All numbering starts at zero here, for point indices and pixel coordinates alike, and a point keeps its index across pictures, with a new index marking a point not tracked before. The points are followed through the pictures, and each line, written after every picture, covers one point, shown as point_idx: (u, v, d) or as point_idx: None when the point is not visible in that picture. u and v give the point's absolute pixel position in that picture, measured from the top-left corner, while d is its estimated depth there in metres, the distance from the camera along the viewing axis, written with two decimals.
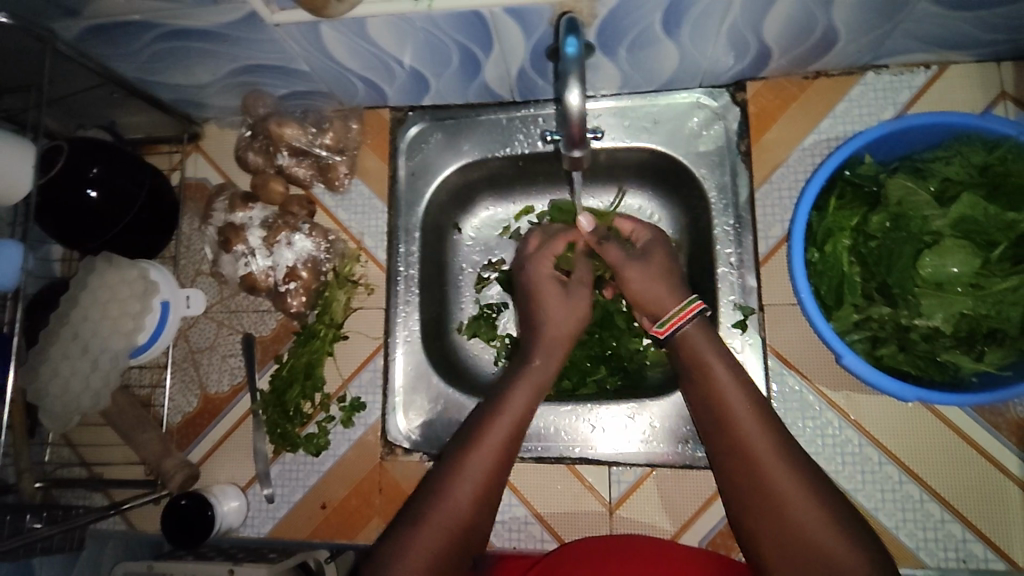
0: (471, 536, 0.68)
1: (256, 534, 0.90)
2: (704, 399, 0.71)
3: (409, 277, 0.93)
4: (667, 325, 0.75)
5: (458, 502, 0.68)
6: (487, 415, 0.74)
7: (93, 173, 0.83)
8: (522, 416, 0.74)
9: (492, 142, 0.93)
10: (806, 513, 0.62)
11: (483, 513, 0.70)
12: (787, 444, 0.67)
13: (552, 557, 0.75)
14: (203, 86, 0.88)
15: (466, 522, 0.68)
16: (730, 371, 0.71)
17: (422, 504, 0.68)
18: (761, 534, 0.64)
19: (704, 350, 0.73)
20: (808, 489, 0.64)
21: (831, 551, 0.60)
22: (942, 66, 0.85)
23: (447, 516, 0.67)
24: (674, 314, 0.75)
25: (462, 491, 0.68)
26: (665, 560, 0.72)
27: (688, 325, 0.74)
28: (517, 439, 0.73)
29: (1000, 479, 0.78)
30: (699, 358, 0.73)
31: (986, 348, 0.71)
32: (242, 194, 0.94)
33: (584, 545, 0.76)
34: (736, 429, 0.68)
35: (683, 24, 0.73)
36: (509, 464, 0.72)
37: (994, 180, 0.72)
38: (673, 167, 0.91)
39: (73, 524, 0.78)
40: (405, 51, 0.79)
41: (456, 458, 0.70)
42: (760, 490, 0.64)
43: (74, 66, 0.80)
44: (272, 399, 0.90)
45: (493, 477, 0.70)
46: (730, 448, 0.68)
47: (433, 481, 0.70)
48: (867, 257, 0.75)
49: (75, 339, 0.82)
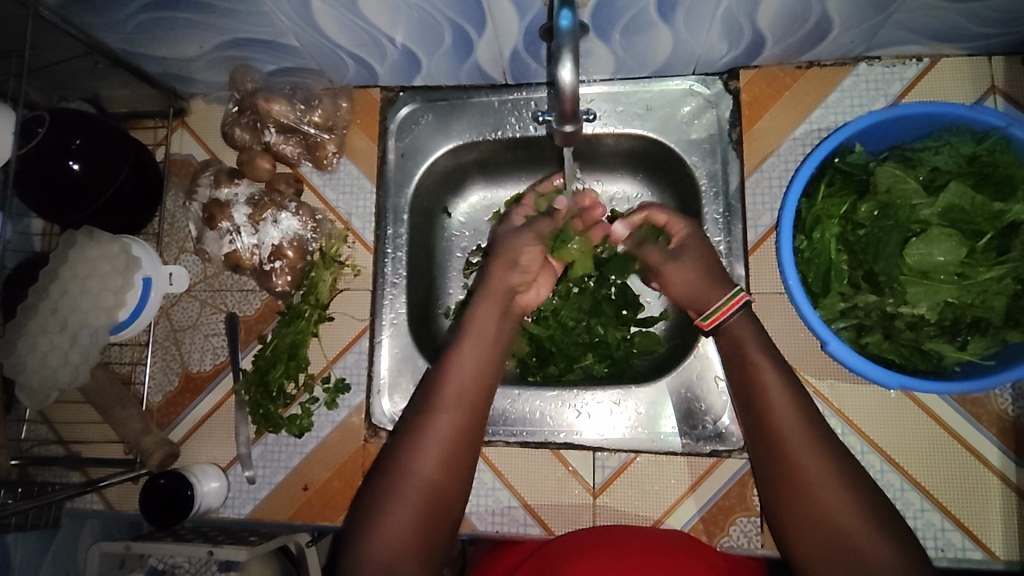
0: (441, 522, 0.69)
1: (237, 515, 0.90)
2: (741, 384, 0.73)
3: (396, 258, 0.92)
4: (712, 318, 0.76)
5: (414, 490, 0.68)
6: (429, 400, 0.74)
7: (75, 145, 0.81)
8: (463, 399, 0.74)
9: (484, 125, 0.93)
10: (829, 496, 0.64)
11: (449, 500, 0.70)
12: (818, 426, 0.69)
13: (553, 544, 0.77)
14: (190, 60, 0.87)
15: (426, 511, 0.68)
16: (768, 355, 0.73)
17: (377, 497, 0.68)
18: (784, 507, 0.67)
19: (746, 335, 0.75)
20: (834, 473, 0.66)
21: (854, 531, 0.62)
22: (933, 59, 0.86)
23: (408, 504, 0.67)
24: (720, 305, 0.76)
25: (416, 477, 0.69)
26: (648, 556, 0.72)
27: (736, 315, 0.75)
28: (465, 421, 0.73)
29: (980, 470, 0.78)
30: (739, 345, 0.75)
31: (969, 337, 0.72)
32: (228, 171, 0.92)
33: (591, 535, 0.76)
34: (769, 413, 0.70)
35: (677, 7, 0.73)
36: (464, 447, 0.72)
37: (981, 170, 0.72)
38: (664, 154, 0.91)
39: (48, 500, 0.75)
40: (396, 28, 0.78)
41: (405, 449, 0.71)
42: (786, 472, 0.67)
43: (57, 34, 0.79)
44: (255, 378, 0.89)
45: (445, 462, 0.70)
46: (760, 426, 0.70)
47: (383, 473, 0.70)
48: (854, 245, 0.75)
49: (54, 314, 0.81)
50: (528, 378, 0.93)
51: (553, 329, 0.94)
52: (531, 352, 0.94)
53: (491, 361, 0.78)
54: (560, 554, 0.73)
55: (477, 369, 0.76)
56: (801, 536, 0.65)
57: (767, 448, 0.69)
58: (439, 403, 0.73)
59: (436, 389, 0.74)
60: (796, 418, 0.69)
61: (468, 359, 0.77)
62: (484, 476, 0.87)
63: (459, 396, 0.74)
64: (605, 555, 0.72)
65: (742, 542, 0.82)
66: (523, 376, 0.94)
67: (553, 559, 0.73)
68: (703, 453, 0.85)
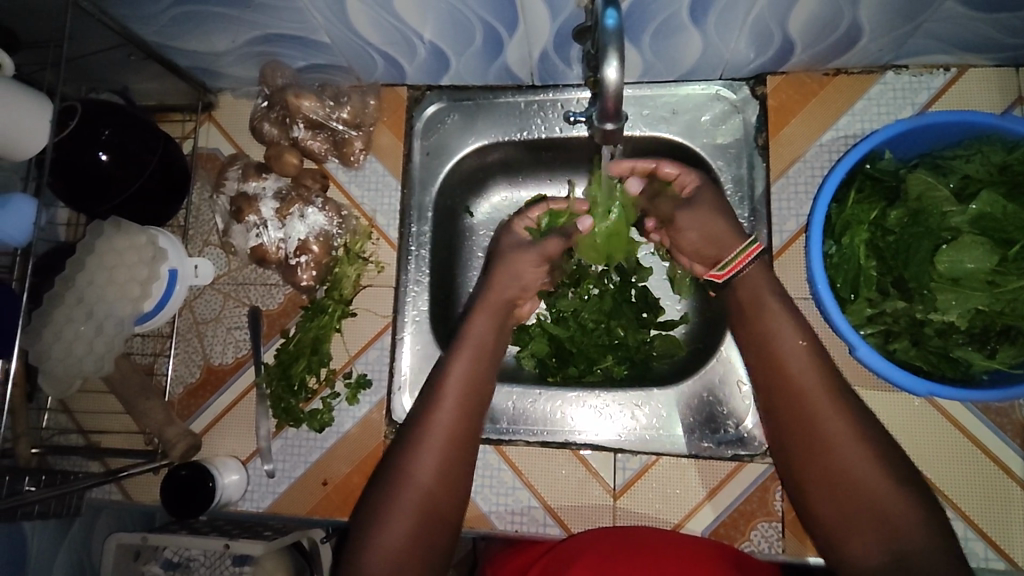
0: (439, 527, 0.69)
1: (256, 508, 0.90)
2: (755, 346, 0.74)
3: (420, 256, 0.92)
4: (729, 267, 0.77)
5: (411, 493, 0.69)
6: (422, 406, 0.74)
7: (105, 136, 0.81)
8: (459, 407, 0.74)
9: (509, 125, 0.93)
10: (853, 459, 0.66)
11: (444, 506, 0.70)
12: (841, 390, 0.70)
13: (568, 543, 0.77)
14: (220, 54, 0.88)
15: (423, 514, 0.68)
16: (785, 311, 0.74)
17: (375, 504, 0.69)
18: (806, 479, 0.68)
19: (760, 289, 0.75)
20: (858, 435, 0.67)
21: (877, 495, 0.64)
22: (961, 69, 0.86)
23: (403, 507, 0.68)
24: (734, 257, 0.76)
25: (412, 478, 0.70)
26: (657, 557, 0.72)
27: (749, 267, 0.76)
28: (459, 422, 0.74)
29: (1003, 478, 0.78)
30: (753, 303, 0.75)
31: (999, 346, 0.73)
32: (255, 165, 0.93)
33: (620, 533, 0.78)
34: (786, 370, 0.71)
35: (710, 12, 0.73)
36: (458, 448, 0.73)
37: (1013, 179, 0.72)
38: (690, 158, 0.91)
39: (70, 489, 0.75)
40: (428, 26, 0.78)
41: (400, 456, 0.71)
42: (798, 425, 0.69)
43: (94, 26, 0.79)
44: (278, 372, 0.89)
45: (441, 467, 0.71)
46: (778, 393, 0.71)
47: (382, 481, 0.71)
48: (884, 251, 0.76)
49: (80, 303, 0.81)
50: (548, 379, 0.94)
51: (573, 330, 0.94)
52: (552, 352, 0.95)
53: (481, 362, 0.78)
54: (573, 554, 0.73)
55: (469, 374, 0.76)
56: (824, 503, 0.67)
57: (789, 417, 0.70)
58: (432, 408, 0.74)
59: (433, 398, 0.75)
60: (814, 375, 0.70)
61: (467, 362, 0.77)
62: (503, 475, 0.87)
63: (454, 398, 0.74)
64: (628, 551, 0.73)
65: (763, 547, 0.82)
66: (543, 377, 0.94)
67: (566, 559, 0.73)
68: (725, 457, 0.85)
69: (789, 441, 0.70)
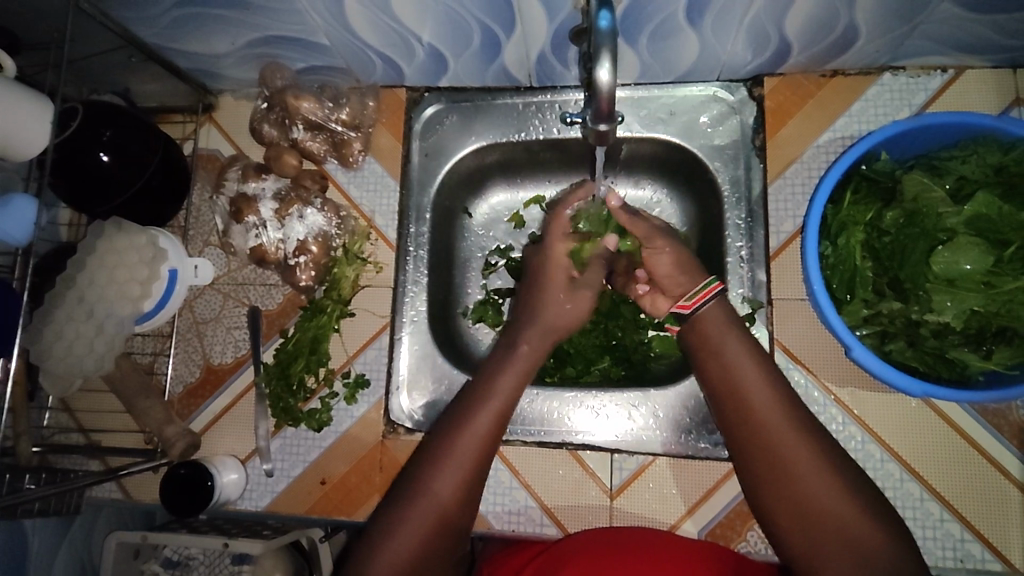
0: (448, 540, 0.69)
1: (254, 507, 0.90)
2: (713, 377, 0.73)
3: (417, 257, 0.93)
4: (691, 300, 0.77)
5: (432, 505, 0.68)
6: (456, 417, 0.73)
7: (106, 137, 0.82)
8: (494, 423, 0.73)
9: (507, 126, 0.93)
10: (818, 484, 0.64)
11: (460, 518, 0.70)
12: (805, 419, 0.68)
13: (559, 546, 0.77)
14: (220, 56, 0.88)
15: (440, 524, 0.68)
16: (742, 344, 0.73)
17: (393, 511, 0.69)
18: (777, 510, 0.66)
19: (717, 325, 0.75)
20: (822, 461, 0.65)
21: (848, 524, 0.62)
22: (958, 70, 0.86)
23: (423, 518, 0.67)
24: (697, 291, 0.77)
25: (437, 490, 0.69)
26: (655, 559, 0.72)
27: (708, 304, 0.76)
28: (491, 438, 0.73)
29: (1000, 480, 0.78)
30: (710, 342, 0.74)
31: (995, 347, 0.73)
32: (255, 166, 0.93)
33: (611, 534, 0.78)
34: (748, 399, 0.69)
35: (706, 14, 0.73)
36: (485, 465, 0.72)
37: (1010, 180, 0.73)
38: (687, 160, 0.92)
39: (70, 487, 0.75)
40: (426, 28, 0.78)
41: (426, 464, 0.70)
42: (765, 454, 0.67)
43: (94, 27, 0.80)
44: (276, 371, 0.90)
45: (465, 482, 0.70)
46: (742, 423, 0.69)
47: (404, 487, 0.70)
48: (880, 252, 0.76)
49: (81, 302, 0.81)
50: (546, 379, 0.94)
51: (571, 331, 0.94)
52: (549, 352, 0.94)
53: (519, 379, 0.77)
54: (565, 558, 0.73)
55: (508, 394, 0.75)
56: (796, 534, 0.64)
57: (754, 447, 0.68)
58: (465, 421, 0.72)
59: (468, 410, 0.74)
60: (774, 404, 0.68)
61: (509, 380, 0.76)
62: (501, 476, 0.87)
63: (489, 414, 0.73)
64: (623, 553, 0.73)
65: (759, 548, 0.82)
66: (540, 377, 0.94)
67: (558, 563, 0.73)
68: (722, 458, 0.85)
69: (756, 472, 0.68)
